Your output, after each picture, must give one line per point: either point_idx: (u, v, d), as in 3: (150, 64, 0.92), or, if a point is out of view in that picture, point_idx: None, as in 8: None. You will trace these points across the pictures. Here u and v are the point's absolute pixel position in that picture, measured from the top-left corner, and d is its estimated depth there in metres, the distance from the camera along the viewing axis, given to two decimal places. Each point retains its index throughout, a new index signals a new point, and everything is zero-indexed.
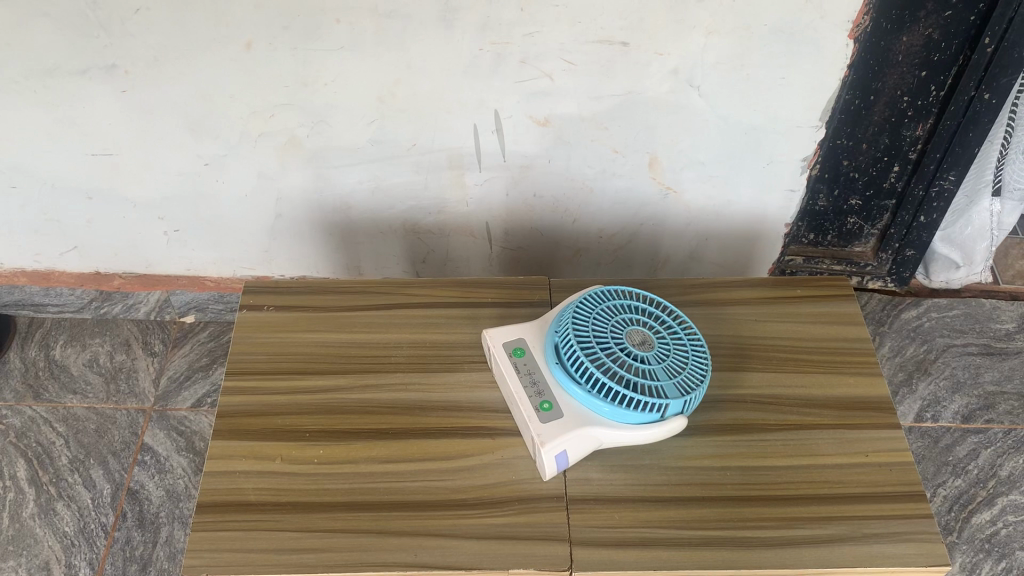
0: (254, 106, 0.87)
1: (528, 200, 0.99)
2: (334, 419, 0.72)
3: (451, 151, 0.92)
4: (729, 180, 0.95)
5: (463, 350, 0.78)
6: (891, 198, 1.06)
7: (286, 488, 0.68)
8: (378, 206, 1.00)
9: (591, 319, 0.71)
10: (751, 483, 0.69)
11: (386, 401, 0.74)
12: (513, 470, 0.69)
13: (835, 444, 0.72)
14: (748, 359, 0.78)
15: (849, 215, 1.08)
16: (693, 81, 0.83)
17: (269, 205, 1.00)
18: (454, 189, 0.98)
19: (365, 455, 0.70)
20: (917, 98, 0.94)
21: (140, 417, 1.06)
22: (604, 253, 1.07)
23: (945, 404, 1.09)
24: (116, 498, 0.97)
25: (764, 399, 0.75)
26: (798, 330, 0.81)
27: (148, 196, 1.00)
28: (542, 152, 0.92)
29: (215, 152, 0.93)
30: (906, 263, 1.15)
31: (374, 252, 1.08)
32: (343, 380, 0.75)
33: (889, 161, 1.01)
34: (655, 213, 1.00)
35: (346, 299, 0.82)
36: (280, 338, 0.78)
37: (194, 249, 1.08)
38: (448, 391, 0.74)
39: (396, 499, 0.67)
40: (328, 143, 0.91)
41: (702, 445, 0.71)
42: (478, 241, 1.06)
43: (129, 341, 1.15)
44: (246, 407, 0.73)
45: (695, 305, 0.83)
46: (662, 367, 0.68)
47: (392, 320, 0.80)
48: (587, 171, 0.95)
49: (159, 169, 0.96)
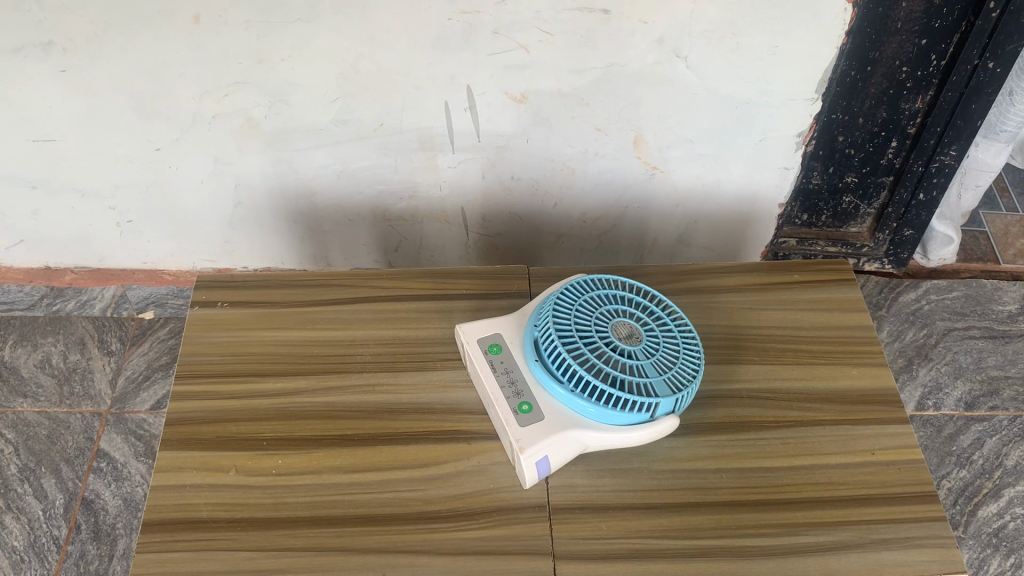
0: (207, 85, 0.81)
1: (505, 182, 0.93)
2: (294, 426, 0.66)
3: (422, 131, 0.86)
4: (719, 158, 0.89)
5: (435, 346, 0.72)
6: (888, 175, 1.01)
7: (242, 502, 0.62)
8: (345, 191, 0.94)
9: (573, 311, 0.65)
10: (749, 486, 0.63)
11: (352, 405, 0.67)
12: (490, 477, 0.63)
13: (839, 442, 0.66)
14: (743, 350, 0.72)
15: (844, 193, 1.03)
16: (680, 51, 0.76)
17: (227, 192, 0.94)
18: (426, 172, 0.91)
19: (329, 465, 0.64)
20: (917, 68, 0.88)
21: (95, 422, 0.98)
22: (587, 238, 1.01)
23: (947, 390, 1.04)
24: (70, 509, 0.90)
25: (761, 394, 0.69)
26: (796, 317, 0.75)
27: (98, 185, 0.93)
28: (519, 131, 0.86)
29: (167, 135, 0.86)
30: (904, 244, 1.09)
31: (343, 241, 1.02)
32: (305, 382, 0.69)
33: (887, 136, 0.96)
34: (641, 195, 0.94)
35: (308, 294, 0.76)
36: (235, 337, 0.72)
37: (150, 241, 1.01)
38: (420, 392, 0.68)
39: (362, 513, 0.61)
40: (288, 124, 0.85)
41: (696, 445, 0.66)
42: (454, 228, 1.00)
43: (83, 339, 1.06)
44: (197, 414, 0.66)
45: (685, 293, 0.77)
46: (651, 363, 0.62)
47: (358, 315, 0.74)
48: (567, 151, 0.88)
49: (108, 155, 0.89)
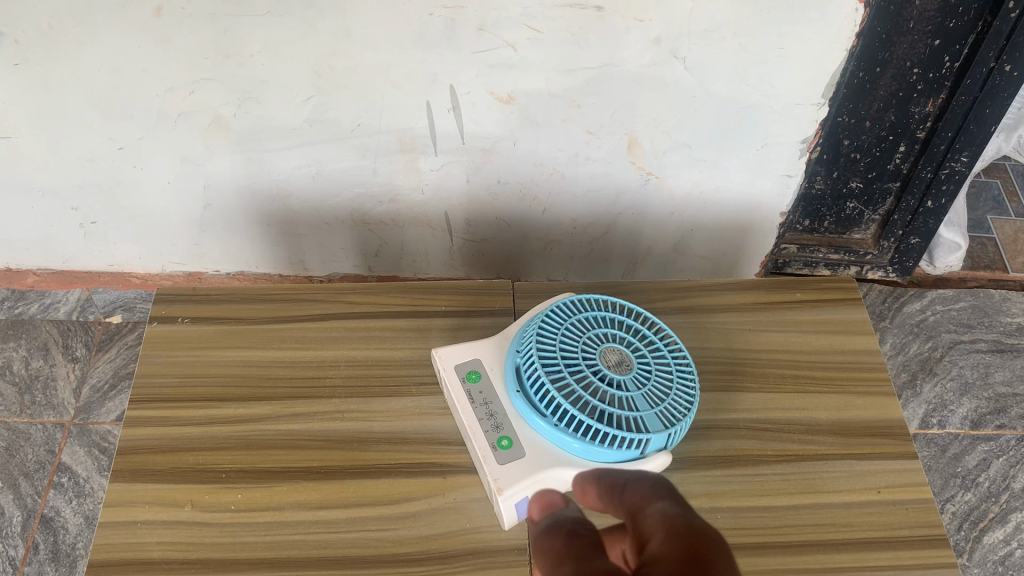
0: (172, 81, 0.75)
1: (491, 186, 0.88)
2: (257, 457, 0.61)
3: (401, 132, 0.80)
4: (718, 165, 0.84)
5: (410, 369, 0.67)
6: (895, 181, 0.96)
7: (197, 542, 0.57)
8: (320, 193, 0.89)
9: (559, 336, 0.60)
10: (745, 527, 0.59)
11: (318, 434, 0.63)
12: (467, 516, 0.58)
13: (842, 479, 0.62)
14: (742, 376, 0.67)
15: (848, 199, 0.98)
16: (678, 52, 0.71)
17: (196, 193, 0.88)
18: (407, 175, 0.86)
19: (292, 500, 0.59)
20: (929, 70, 0.83)
21: (57, 433, 0.93)
22: (576, 246, 0.97)
23: (952, 407, 1.00)
24: (27, 528, 0.85)
25: (760, 425, 0.64)
26: (798, 340, 0.70)
27: (59, 184, 0.87)
28: (506, 134, 0.80)
29: (130, 134, 0.81)
30: (909, 252, 1.05)
31: (320, 244, 0.97)
32: (269, 408, 0.64)
33: (895, 140, 0.91)
34: (635, 202, 0.89)
35: (274, 310, 0.71)
36: (195, 357, 0.67)
37: (115, 243, 0.96)
38: (392, 420, 0.64)
39: (327, 555, 0.57)
40: (259, 123, 0.79)
41: (690, 481, 0.61)
42: (438, 232, 0.95)
43: (47, 344, 1.01)
44: (150, 442, 0.62)
45: (680, 311, 0.72)
46: (642, 395, 0.57)
47: (328, 334, 0.69)
48: (557, 156, 0.83)
49: (68, 154, 0.84)
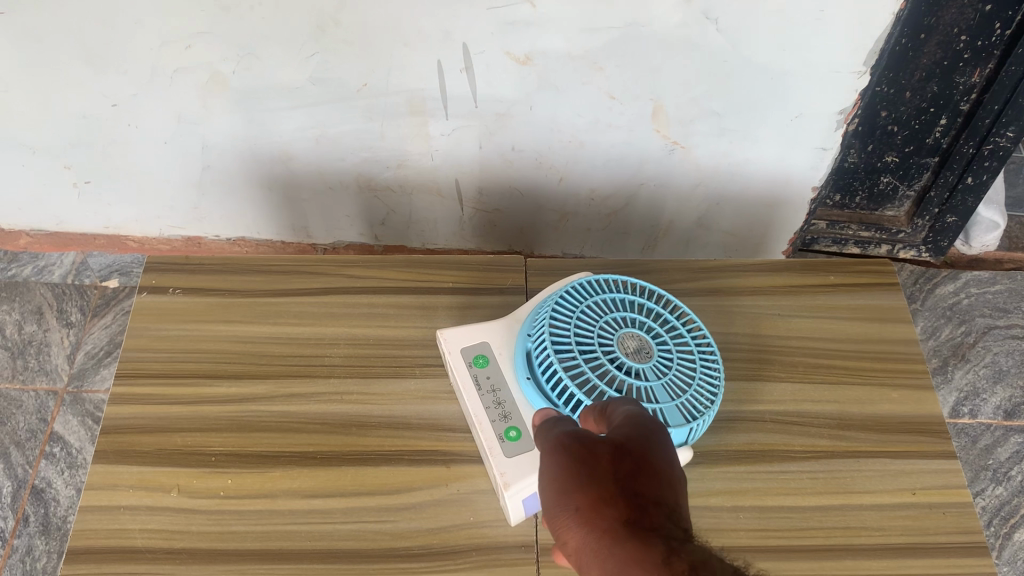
0: (167, 35, 0.70)
1: (505, 153, 0.83)
2: (249, 440, 0.57)
3: (411, 93, 0.75)
4: (749, 135, 0.79)
5: (414, 349, 0.63)
6: (934, 155, 0.90)
7: (182, 530, 0.53)
8: (324, 157, 0.84)
9: (574, 320, 0.55)
10: (768, 528, 0.55)
11: (315, 417, 0.59)
12: (470, 509, 0.55)
13: (875, 479, 0.57)
14: (769, 364, 0.63)
15: (882, 173, 0.93)
16: (711, 13, 0.65)
17: (194, 155, 0.84)
18: (415, 140, 0.81)
19: (286, 487, 0.55)
20: (977, 38, 0.77)
21: (50, 401, 0.90)
22: (594, 219, 0.93)
23: (985, 396, 0.95)
24: (18, 499, 0.83)
25: (786, 418, 0.60)
26: (829, 327, 0.66)
27: (50, 142, 0.83)
28: (521, 97, 0.75)
29: (123, 90, 0.76)
30: (945, 231, 0.99)
31: (324, 211, 0.93)
32: (263, 387, 0.60)
33: (936, 112, 0.85)
34: (659, 172, 0.84)
35: (272, 282, 0.67)
36: (186, 330, 0.63)
37: (111, 204, 0.92)
38: (394, 404, 0.60)
39: (320, 548, 0.53)
40: (259, 81, 0.74)
41: (710, 477, 0.57)
42: (447, 200, 0.91)
43: (41, 308, 0.98)
44: (136, 422, 0.58)
45: (704, 293, 0.67)
46: (662, 385, 0.53)
47: (328, 310, 0.65)
48: (576, 122, 0.78)
49: (59, 111, 0.79)
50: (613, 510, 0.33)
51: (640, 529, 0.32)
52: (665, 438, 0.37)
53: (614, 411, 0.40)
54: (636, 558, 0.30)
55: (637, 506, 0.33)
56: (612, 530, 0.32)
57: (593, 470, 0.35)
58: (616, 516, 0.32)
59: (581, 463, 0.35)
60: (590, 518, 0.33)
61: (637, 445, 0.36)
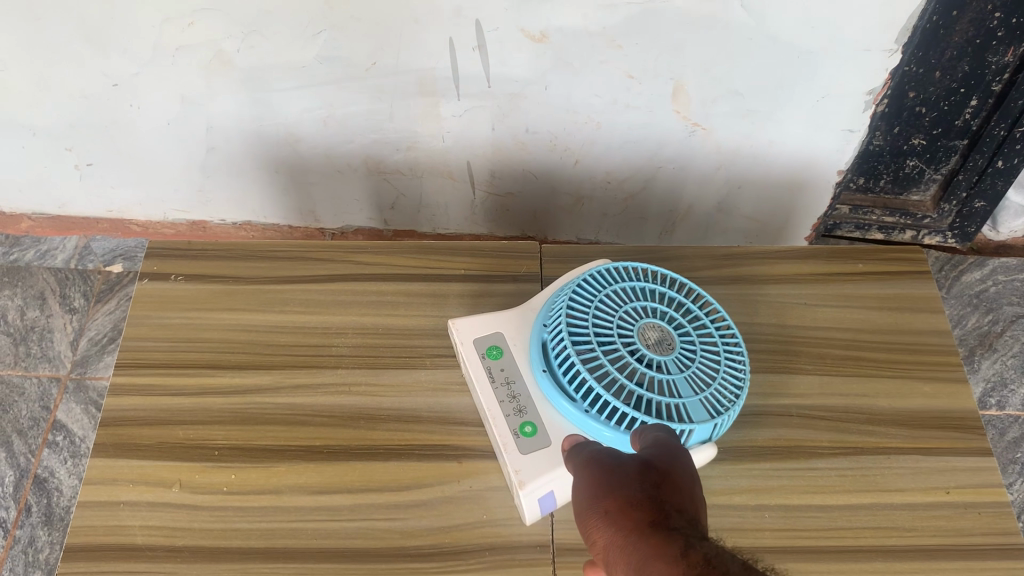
0: (168, 11, 0.67)
1: (518, 135, 0.80)
2: (254, 433, 0.55)
3: (422, 73, 0.72)
4: (773, 116, 0.76)
5: (425, 339, 0.60)
6: (963, 138, 0.86)
7: (184, 526, 0.51)
8: (332, 139, 0.82)
9: (593, 309, 0.53)
10: (795, 528, 0.52)
11: (321, 409, 0.56)
12: (484, 507, 0.52)
13: (907, 477, 0.55)
14: (796, 355, 0.60)
15: (909, 157, 0.89)
16: None
17: (198, 137, 0.82)
18: (425, 121, 0.79)
19: (291, 483, 0.53)
20: (1012, 15, 0.73)
21: (53, 388, 0.89)
22: (610, 202, 0.90)
23: (1013, 387, 0.93)
24: (20, 489, 0.82)
25: (814, 412, 0.57)
26: (857, 317, 0.63)
27: (50, 123, 0.81)
28: (536, 77, 0.72)
29: (125, 69, 0.74)
30: (972, 217, 0.96)
31: (332, 194, 0.91)
32: (268, 378, 0.58)
33: (966, 93, 0.81)
34: (678, 155, 0.82)
35: (278, 268, 0.64)
36: (188, 319, 0.61)
37: (114, 187, 0.90)
38: (403, 396, 0.57)
39: (327, 546, 0.51)
40: (264, 60, 0.71)
41: (734, 474, 0.54)
42: (459, 184, 0.88)
43: (43, 293, 0.96)
44: (136, 414, 0.56)
45: (726, 281, 0.65)
46: (686, 379, 0.50)
47: (336, 298, 0.63)
48: (593, 102, 0.75)
49: (59, 92, 0.77)
50: (639, 511, 0.33)
51: (664, 527, 0.32)
52: (690, 464, 0.38)
53: (643, 437, 0.42)
54: (657, 548, 0.31)
55: (662, 511, 0.33)
56: (637, 526, 0.33)
57: (623, 480, 0.36)
58: (643, 515, 0.33)
59: (612, 476, 0.36)
60: (617, 519, 0.34)
61: (663, 465, 0.37)
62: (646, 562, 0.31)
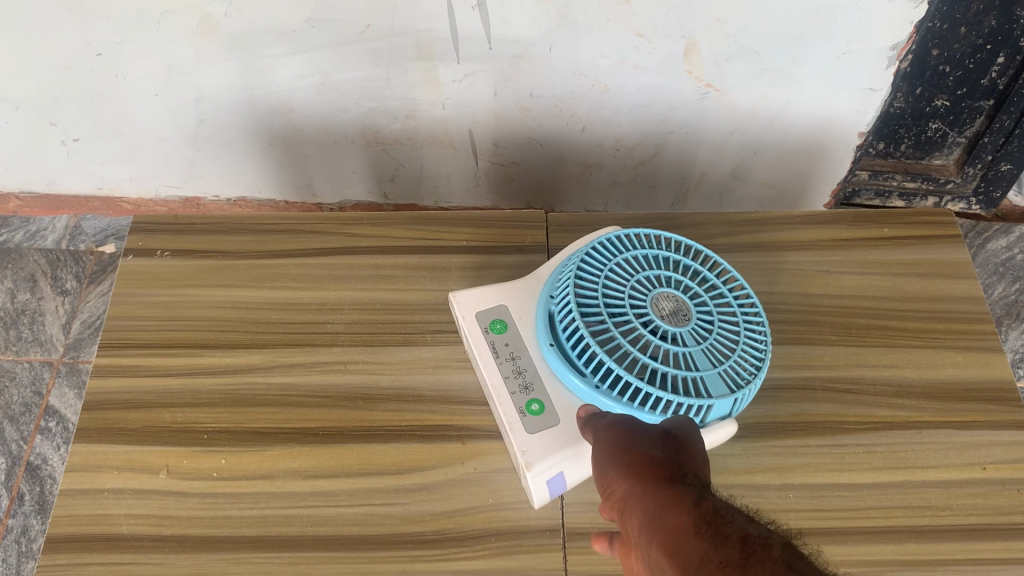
0: None
1: (522, 100, 0.77)
2: (245, 415, 0.52)
3: (420, 35, 0.68)
4: (791, 75, 0.72)
5: (426, 314, 0.57)
6: (989, 98, 0.81)
7: (171, 514, 0.48)
8: (327, 108, 0.78)
9: (604, 279, 0.49)
10: (822, 508, 0.49)
11: (316, 389, 0.53)
12: (490, 491, 0.49)
13: (940, 453, 0.51)
14: (819, 326, 0.57)
15: (931, 119, 0.84)
16: None
17: (187, 108, 0.78)
18: (424, 87, 0.75)
19: (285, 467, 0.50)
20: None
21: (45, 373, 0.87)
22: (619, 170, 0.87)
23: None
24: (12, 476, 0.81)
25: (839, 386, 0.54)
26: (884, 285, 0.59)
27: (32, 96, 0.77)
28: (540, 37, 0.68)
29: (108, 37, 0.70)
30: (997, 181, 0.92)
31: (329, 167, 0.87)
32: (260, 357, 0.55)
33: (992, 50, 0.76)
34: (690, 118, 0.78)
35: (269, 242, 0.61)
36: (175, 297, 0.58)
37: (102, 163, 0.87)
38: (403, 374, 0.54)
39: (324, 534, 0.48)
40: (252, 25, 0.68)
41: (756, 451, 0.51)
42: (461, 154, 0.85)
43: (34, 276, 0.94)
44: (120, 397, 0.53)
45: (744, 248, 0.61)
46: (704, 351, 0.47)
47: (331, 272, 0.59)
48: (600, 63, 0.71)
49: (40, 63, 0.73)
50: (657, 470, 0.33)
51: (679, 482, 0.32)
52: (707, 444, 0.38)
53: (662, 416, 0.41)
54: (669, 497, 0.30)
55: (678, 471, 0.33)
56: (653, 480, 0.32)
57: (644, 444, 0.36)
58: (659, 473, 0.33)
59: (635, 442, 0.36)
60: (635, 475, 0.33)
61: (684, 438, 0.37)
62: (657, 509, 0.30)
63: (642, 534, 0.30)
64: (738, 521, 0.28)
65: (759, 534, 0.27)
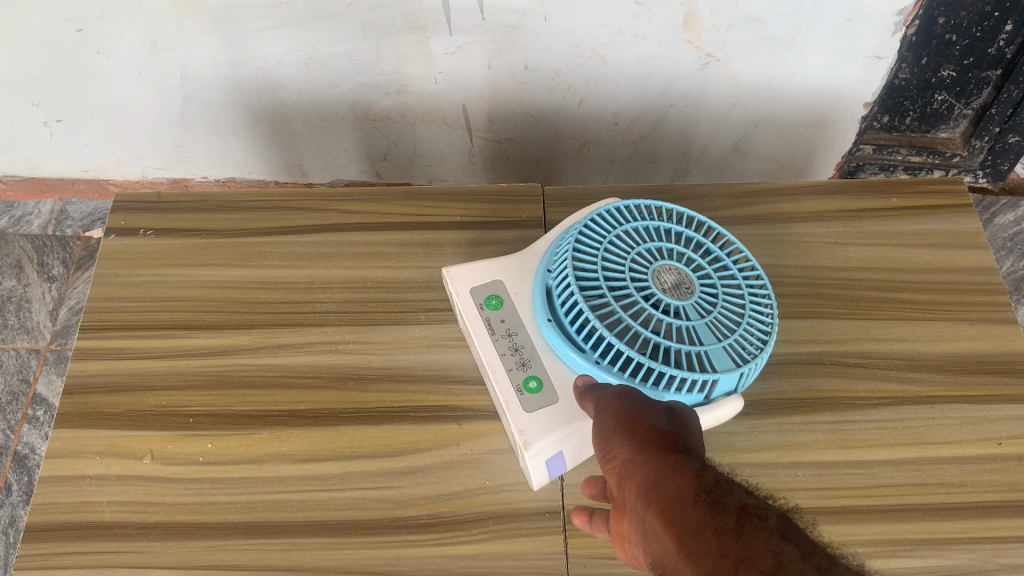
0: None
1: (517, 73, 0.74)
2: (232, 398, 0.50)
3: (410, 5, 0.66)
4: (794, 43, 0.69)
5: (419, 292, 0.55)
6: (997, 67, 0.76)
7: (155, 501, 0.46)
8: (316, 83, 0.76)
9: (603, 251, 0.47)
10: (832, 487, 0.47)
11: (306, 370, 0.51)
12: (488, 472, 0.47)
13: (954, 428, 0.49)
14: (827, 299, 0.55)
15: (937, 91, 0.79)
16: None
17: (172, 86, 0.76)
18: (415, 61, 0.73)
19: (274, 451, 0.48)
20: None
21: (32, 360, 0.87)
22: (618, 146, 0.85)
23: None
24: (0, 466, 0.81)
25: (849, 361, 0.52)
26: (893, 256, 0.57)
27: (12, 75, 0.75)
28: (534, 6, 0.66)
29: (88, 13, 0.68)
30: (1005, 153, 0.87)
31: (319, 146, 0.85)
32: (248, 338, 0.53)
33: (1001, 17, 0.70)
34: (689, 90, 0.76)
35: (257, 220, 0.59)
36: (159, 277, 0.56)
37: (87, 144, 0.85)
38: (396, 354, 0.52)
39: (314, 519, 0.46)
40: None
41: (764, 429, 0.49)
42: (455, 131, 0.83)
43: (20, 262, 0.93)
44: (102, 380, 0.51)
45: (748, 221, 0.59)
46: (708, 324, 0.45)
47: (321, 250, 0.57)
48: (597, 33, 0.69)
49: (19, 41, 0.71)
50: (659, 434, 0.33)
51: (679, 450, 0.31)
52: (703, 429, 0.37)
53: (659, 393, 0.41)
54: (670, 462, 0.30)
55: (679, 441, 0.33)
56: (653, 443, 0.32)
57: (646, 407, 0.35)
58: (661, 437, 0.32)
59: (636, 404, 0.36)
60: (636, 435, 0.33)
61: (683, 415, 0.36)
62: (657, 470, 0.30)
63: (637, 492, 0.30)
64: (737, 492, 0.28)
65: (756, 507, 0.27)
